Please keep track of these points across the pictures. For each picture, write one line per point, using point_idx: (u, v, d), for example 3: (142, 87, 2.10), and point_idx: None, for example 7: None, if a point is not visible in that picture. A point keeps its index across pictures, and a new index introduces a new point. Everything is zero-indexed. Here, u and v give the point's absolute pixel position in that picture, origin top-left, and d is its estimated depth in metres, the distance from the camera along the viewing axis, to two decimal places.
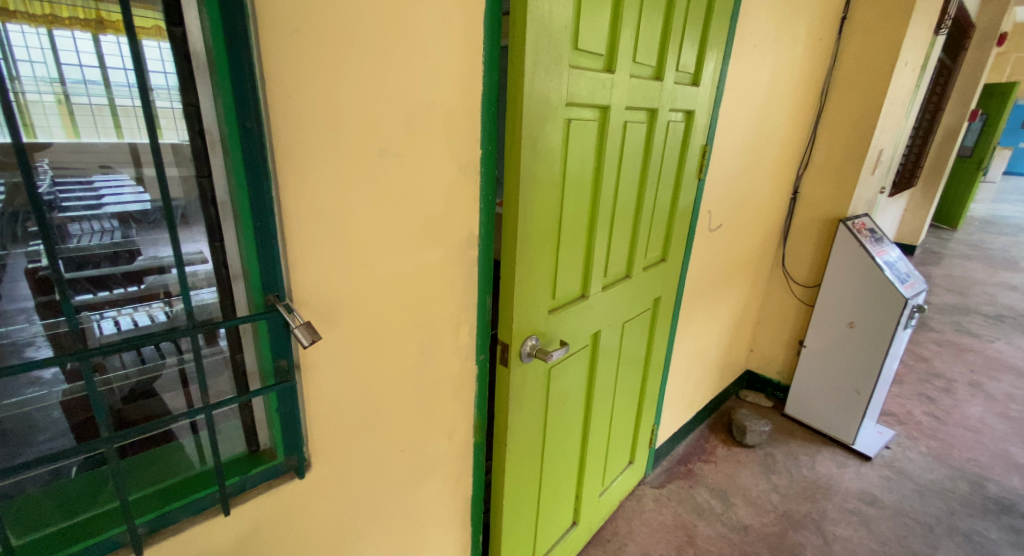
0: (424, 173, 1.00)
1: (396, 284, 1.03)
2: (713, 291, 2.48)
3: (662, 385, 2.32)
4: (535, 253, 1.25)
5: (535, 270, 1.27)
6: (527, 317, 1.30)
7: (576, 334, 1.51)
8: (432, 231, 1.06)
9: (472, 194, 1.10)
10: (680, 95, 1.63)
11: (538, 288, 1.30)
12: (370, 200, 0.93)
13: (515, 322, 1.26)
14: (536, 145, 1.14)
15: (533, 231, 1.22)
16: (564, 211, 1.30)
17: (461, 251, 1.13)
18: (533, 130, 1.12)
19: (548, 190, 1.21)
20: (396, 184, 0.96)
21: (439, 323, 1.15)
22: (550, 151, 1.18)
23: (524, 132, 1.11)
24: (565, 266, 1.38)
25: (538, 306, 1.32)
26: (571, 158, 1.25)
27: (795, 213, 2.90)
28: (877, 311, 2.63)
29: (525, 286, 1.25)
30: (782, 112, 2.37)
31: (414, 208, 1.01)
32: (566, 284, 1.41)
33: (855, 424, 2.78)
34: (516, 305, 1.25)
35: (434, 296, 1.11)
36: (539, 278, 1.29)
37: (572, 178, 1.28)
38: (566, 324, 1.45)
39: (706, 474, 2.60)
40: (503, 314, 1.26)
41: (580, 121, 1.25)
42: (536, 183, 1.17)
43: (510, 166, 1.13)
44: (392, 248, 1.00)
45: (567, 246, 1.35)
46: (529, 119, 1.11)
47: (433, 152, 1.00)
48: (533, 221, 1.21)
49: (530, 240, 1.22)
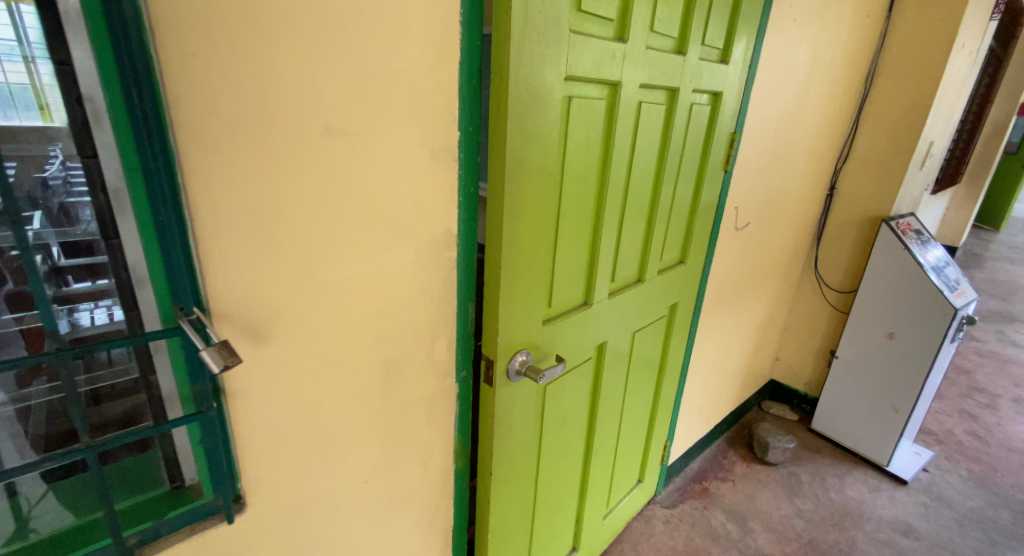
0: (388, 158, 0.82)
1: (354, 292, 0.86)
2: (738, 296, 2.27)
3: (677, 397, 2.12)
4: (526, 256, 1.06)
5: (527, 275, 1.09)
6: (517, 330, 1.12)
7: (577, 347, 1.33)
8: (400, 229, 0.88)
9: (449, 185, 0.92)
10: (705, 74, 1.41)
11: (531, 296, 1.12)
12: (314, 189, 0.76)
13: (503, 336, 1.08)
14: (527, 127, 0.95)
15: (523, 230, 1.03)
16: (563, 206, 1.11)
17: (438, 253, 0.95)
18: (523, 110, 0.93)
19: (543, 182, 1.03)
20: (349, 170, 0.78)
21: (413, 338, 0.98)
22: (546, 135, 0.99)
23: (512, 113, 0.92)
24: (565, 270, 1.19)
25: (531, 317, 1.14)
26: (572, 144, 1.06)
27: (830, 211, 2.66)
28: (921, 322, 2.39)
29: (514, 293, 1.07)
30: (821, 99, 2.13)
31: (375, 201, 0.83)
32: (565, 291, 1.23)
33: (891, 445, 2.55)
34: (502, 316, 1.07)
35: (405, 306, 0.94)
36: (532, 285, 1.11)
37: (573, 168, 1.09)
38: (564, 337, 1.27)
39: (723, 494, 2.41)
40: (488, 326, 1.08)
41: (584, 100, 1.05)
42: (527, 173, 0.99)
43: (496, 152, 0.95)
44: (346, 249, 0.82)
45: (566, 247, 1.16)
46: (518, 96, 0.92)
47: (400, 132, 0.82)
48: (524, 219, 1.02)
49: (519, 240, 1.03)
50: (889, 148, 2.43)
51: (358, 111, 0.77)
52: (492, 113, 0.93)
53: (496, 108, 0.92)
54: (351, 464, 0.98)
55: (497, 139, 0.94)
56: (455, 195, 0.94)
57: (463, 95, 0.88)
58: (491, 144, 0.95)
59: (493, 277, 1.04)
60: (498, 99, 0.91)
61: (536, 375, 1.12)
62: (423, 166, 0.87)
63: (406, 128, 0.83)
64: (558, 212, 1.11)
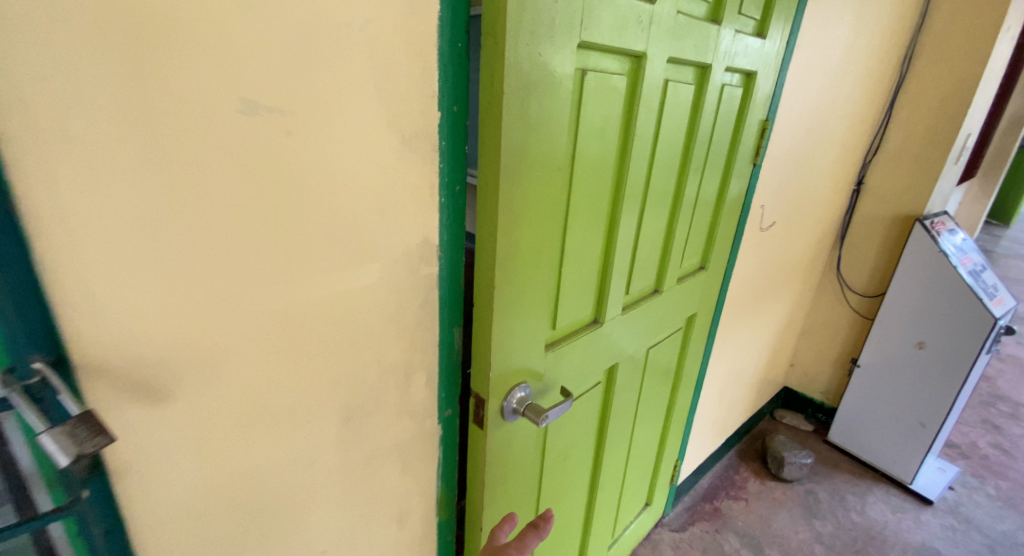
0: (338, 146, 0.60)
1: (297, 324, 0.64)
2: (757, 302, 2.06)
3: (691, 413, 1.92)
4: (526, 270, 0.85)
5: (527, 293, 0.88)
6: (515, 360, 0.91)
7: (585, 372, 1.12)
8: (360, 238, 0.66)
9: (427, 182, 0.70)
10: (740, 49, 1.19)
11: (532, 318, 0.91)
12: (231, 188, 0.54)
13: (497, 367, 0.87)
14: (529, 107, 0.73)
15: (524, 237, 0.82)
16: (573, 208, 0.89)
17: (413, 269, 0.74)
18: (525, 85, 0.72)
19: (549, 178, 0.81)
20: (282, 161, 0.57)
21: (382, 376, 0.76)
22: (554, 118, 0.77)
23: (510, 86, 0.70)
24: (573, 285, 0.98)
25: (532, 343, 0.93)
26: (585, 130, 0.85)
27: (856, 208, 2.45)
28: (955, 332, 2.19)
29: (511, 315, 0.86)
30: (857, 83, 1.91)
31: (323, 202, 0.61)
32: (573, 309, 1.01)
33: (916, 462, 2.36)
34: (496, 344, 0.85)
35: (369, 337, 0.73)
36: (534, 304, 0.90)
37: (586, 160, 0.88)
38: (571, 362, 1.06)
39: (736, 515, 2.22)
40: (476, 354, 0.87)
41: (601, 75, 0.83)
42: (529, 166, 0.77)
43: (488, 138, 0.73)
44: (282, 266, 0.61)
45: (575, 257, 0.95)
46: (518, 66, 0.70)
47: (355, 111, 0.61)
48: (524, 224, 0.81)
49: (518, 251, 0.82)
50: (924, 139, 2.21)
51: (291, 78, 0.55)
52: (484, 88, 0.71)
53: (488, 80, 0.70)
54: (303, 542, 0.75)
55: (489, 122, 0.72)
56: (434, 194, 0.72)
57: (445, 61, 0.67)
58: (482, 127, 0.74)
59: (484, 296, 0.82)
60: (491, 69, 0.70)
61: (538, 415, 0.91)
62: (390, 156, 0.65)
63: (364, 104, 0.61)
64: (566, 216, 0.89)
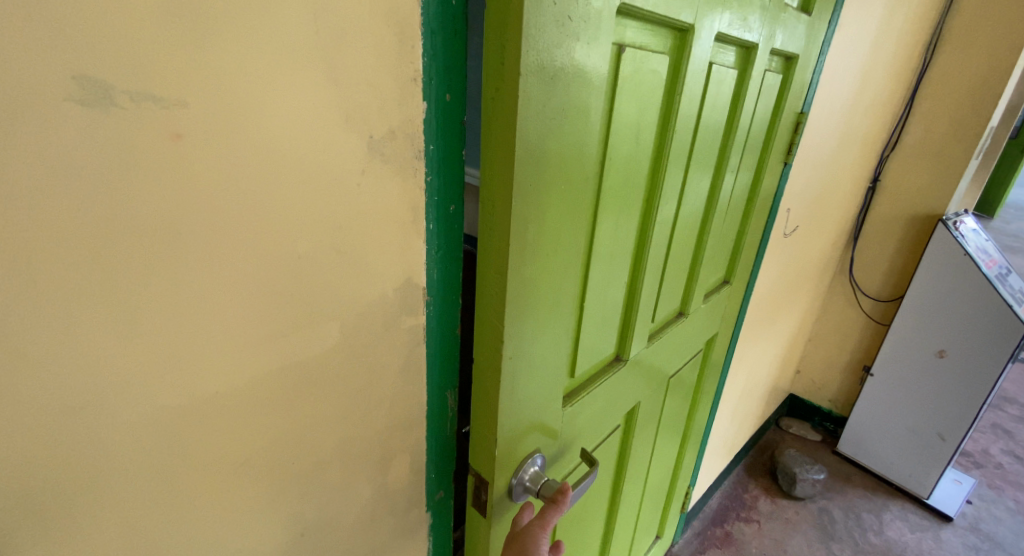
0: (261, 153, 0.38)
1: (208, 418, 0.43)
2: (772, 312, 1.86)
3: (705, 437, 1.74)
4: (544, 313, 0.64)
5: (545, 342, 0.67)
6: (528, 425, 0.70)
7: (605, 421, 0.92)
8: (304, 287, 0.44)
9: (410, 202, 0.49)
10: (786, 28, 0.99)
11: (549, 371, 0.70)
12: (66, 223, 0.32)
13: (503, 440, 0.66)
14: (553, 95, 0.52)
15: (542, 272, 0.61)
16: (600, 227, 0.69)
17: (388, 325, 0.52)
18: (548, 63, 0.50)
19: (574, 191, 0.60)
20: (160, 178, 0.34)
21: (344, 469, 0.55)
22: (584, 112, 0.57)
23: (528, 67, 0.49)
24: (597, 322, 0.78)
25: (549, 402, 0.72)
26: (620, 126, 0.64)
27: (871, 207, 2.25)
28: (980, 340, 2.02)
29: (523, 372, 0.65)
30: (885, 71, 1.73)
31: (240, 239, 0.39)
32: (594, 351, 0.81)
33: (934, 476, 2.20)
34: (504, 411, 0.64)
35: (322, 421, 0.51)
36: (552, 354, 0.69)
37: (617, 166, 0.67)
38: (590, 414, 0.85)
39: (749, 540, 2.03)
40: (476, 423, 0.66)
41: (642, 54, 0.63)
42: (551, 177, 0.56)
43: (495, 140, 0.52)
44: (174, 340, 0.39)
45: (601, 289, 0.75)
46: (541, 36, 0.49)
47: (291, 98, 0.38)
48: (543, 255, 0.60)
49: (534, 290, 0.61)
50: (949, 132, 2.02)
51: (170, 40, 0.32)
52: (491, 68, 0.50)
53: (496, 57, 0.49)
54: None
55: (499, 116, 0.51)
56: (418, 219, 0.50)
57: (433, 26, 0.44)
58: (486, 125, 0.52)
59: (486, 351, 0.61)
60: (501, 40, 0.48)
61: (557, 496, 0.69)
62: (349, 165, 0.43)
63: (305, 87, 0.39)
64: (593, 239, 0.69)
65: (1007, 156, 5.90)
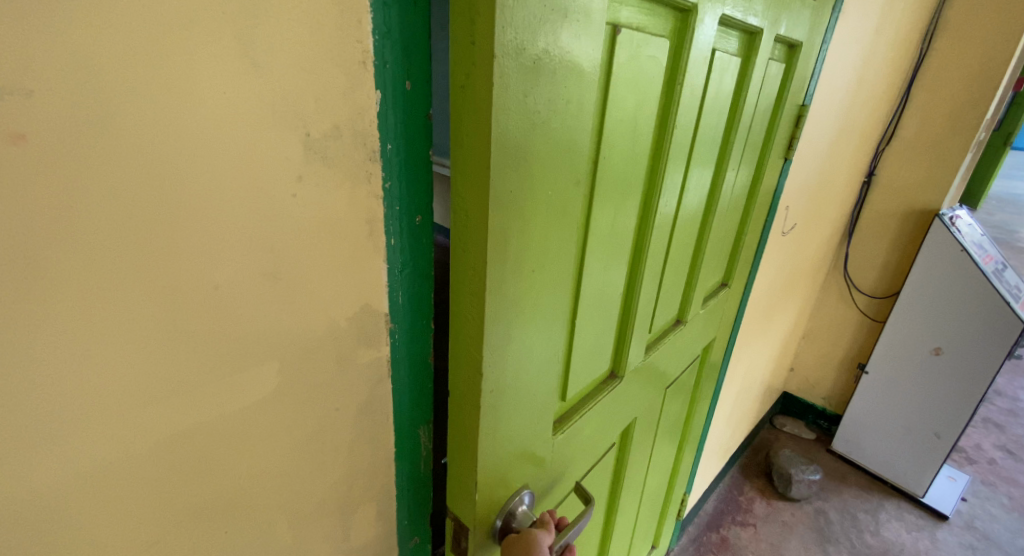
0: (159, 159, 0.29)
1: (109, 495, 0.34)
2: (768, 312, 1.79)
3: (700, 445, 1.67)
4: (530, 337, 0.56)
5: (532, 369, 0.58)
6: (514, 461, 0.61)
7: (599, 444, 0.84)
8: (228, 323, 0.35)
9: (364, 215, 0.40)
10: (790, 12, 0.91)
11: (537, 401, 0.62)
12: None
13: (486, 480, 0.58)
14: (537, 85, 0.44)
15: (528, 293, 0.53)
16: (593, 235, 0.60)
17: (343, 360, 0.43)
18: (529, 49, 0.42)
19: (564, 196, 0.52)
20: (6, 197, 0.25)
21: (297, 529, 0.46)
22: (573, 106, 0.48)
23: (504, 49, 0.40)
24: (591, 340, 0.70)
25: (538, 434, 0.64)
26: (615, 122, 0.56)
27: (866, 203, 2.12)
28: (979, 336, 1.89)
29: (507, 406, 0.56)
30: (882, 61, 1.65)
31: (139, 270, 0.30)
32: (588, 370, 0.73)
33: (929, 476, 2.08)
34: (486, 449, 0.56)
35: (267, 479, 0.42)
36: (541, 382, 0.61)
37: (613, 167, 0.59)
38: (583, 440, 0.77)
39: (746, 545, 1.93)
40: (456, 461, 0.58)
41: (639, 37, 0.54)
42: (536, 182, 0.48)
43: (467, 138, 0.44)
44: (50, 406, 0.30)
45: (596, 305, 0.67)
46: (520, 14, 0.40)
47: (196, 86, 0.29)
48: (529, 273, 0.52)
49: (519, 313, 0.53)
50: (946, 125, 1.88)
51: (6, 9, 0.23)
52: (460, 52, 0.41)
53: (466, 40, 0.41)
54: None
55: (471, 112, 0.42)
56: (376, 233, 0.41)
57: None
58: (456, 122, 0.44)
59: (464, 384, 0.53)
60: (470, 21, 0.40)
61: (551, 533, 0.61)
62: (283, 172, 0.34)
63: (214, 70, 0.30)
64: (585, 251, 0.61)
65: (991, 148, 5.85)
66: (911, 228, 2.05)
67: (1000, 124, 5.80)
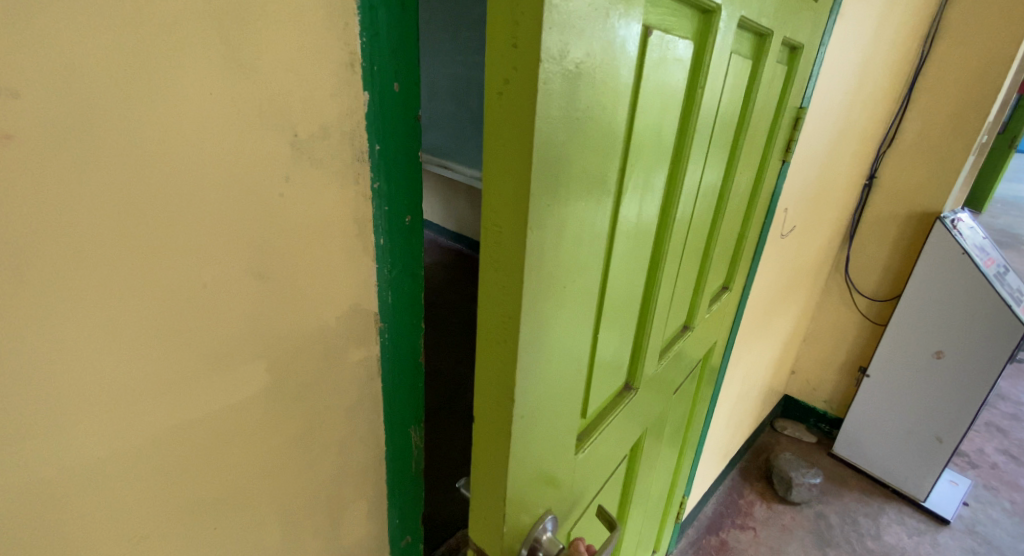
0: (147, 160, 0.30)
1: (98, 492, 0.34)
2: (768, 315, 1.79)
3: (699, 448, 1.66)
4: (561, 361, 0.53)
5: (562, 394, 0.55)
6: (542, 493, 0.58)
7: (613, 458, 0.82)
8: (217, 323, 0.36)
9: (354, 215, 0.40)
10: (795, 15, 0.92)
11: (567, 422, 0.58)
12: None
13: (514, 513, 0.55)
14: (579, 88, 0.41)
15: (564, 310, 0.50)
16: (619, 250, 0.58)
17: (333, 360, 0.44)
18: (574, 52, 0.39)
19: (596, 212, 0.49)
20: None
21: (287, 528, 0.47)
22: (609, 114, 0.46)
23: (548, 55, 0.37)
24: (611, 357, 0.67)
25: (564, 458, 0.61)
26: (644, 129, 0.53)
27: (867, 206, 2.11)
28: (980, 340, 1.88)
29: (540, 430, 0.53)
30: (882, 64, 1.65)
31: (127, 269, 0.31)
32: (607, 386, 0.71)
33: (931, 480, 2.07)
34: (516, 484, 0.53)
35: (256, 477, 0.43)
36: (570, 403, 0.58)
37: (641, 176, 0.57)
38: (600, 458, 0.75)
39: (746, 548, 1.93)
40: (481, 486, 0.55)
41: (668, 39, 0.52)
42: (574, 193, 0.45)
43: (506, 148, 0.40)
44: (37, 405, 0.30)
45: (622, 316, 0.65)
46: (567, 15, 0.37)
47: (185, 88, 0.30)
48: (562, 294, 0.49)
49: (551, 336, 0.50)
50: (948, 129, 1.88)
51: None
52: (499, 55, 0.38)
53: (506, 42, 0.38)
54: None
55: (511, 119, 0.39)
56: (365, 234, 0.42)
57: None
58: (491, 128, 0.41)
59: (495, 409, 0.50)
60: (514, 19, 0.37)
61: None
62: (271, 172, 0.35)
63: (201, 73, 0.30)
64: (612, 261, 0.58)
65: (995, 151, 5.83)
66: (912, 231, 2.04)
67: (1005, 126, 5.77)
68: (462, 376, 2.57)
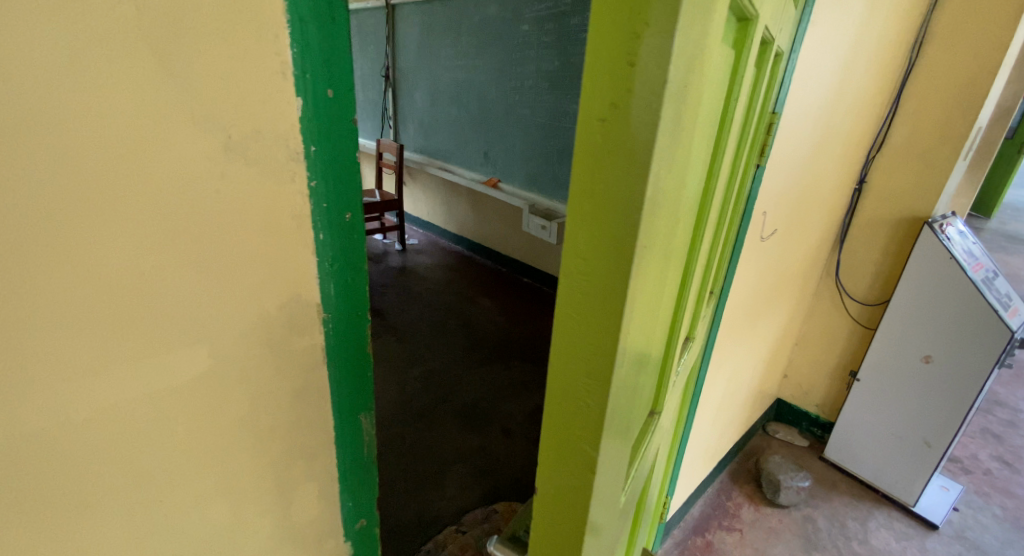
0: (83, 155, 0.33)
1: (43, 462, 0.37)
2: (752, 317, 1.80)
3: (680, 451, 1.67)
4: (628, 397, 0.51)
5: (623, 433, 0.53)
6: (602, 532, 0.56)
7: (638, 485, 0.80)
8: (156, 306, 0.39)
9: (292, 211, 0.43)
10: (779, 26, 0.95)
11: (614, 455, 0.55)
12: None
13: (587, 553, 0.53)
14: (677, 120, 0.39)
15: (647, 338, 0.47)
16: (669, 283, 0.55)
17: (276, 347, 0.47)
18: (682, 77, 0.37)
19: (665, 247, 0.47)
20: None
21: (233, 504, 0.50)
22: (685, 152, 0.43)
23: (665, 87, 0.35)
24: (648, 387, 0.66)
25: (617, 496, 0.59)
26: (699, 161, 0.52)
27: (857, 209, 2.11)
28: (966, 344, 1.86)
29: (612, 462, 0.51)
30: (864, 69, 1.65)
31: (70, 256, 0.34)
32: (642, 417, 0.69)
33: (920, 484, 2.06)
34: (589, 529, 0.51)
35: (199, 454, 0.46)
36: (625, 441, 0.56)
37: (691, 203, 0.54)
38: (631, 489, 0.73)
39: (731, 550, 1.93)
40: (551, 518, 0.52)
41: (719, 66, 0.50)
42: (661, 226, 0.43)
43: (609, 170, 0.37)
44: None
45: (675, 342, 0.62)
46: (686, 37, 0.35)
47: (117, 91, 0.33)
48: (638, 331, 0.47)
49: (626, 375, 0.47)
50: (936, 133, 1.87)
51: None
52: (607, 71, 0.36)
53: (620, 59, 0.35)
54: None
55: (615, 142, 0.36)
56: (304, 229, 0.45)
57: (302, 11, 0.39)
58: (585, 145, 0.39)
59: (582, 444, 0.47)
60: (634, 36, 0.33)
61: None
62: (206, 167, 0.38)
63: (134, 81, 0.33)
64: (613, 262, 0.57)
65: (1005, 156, 5.78)
66: (899, 236, 2.04)
67: (1011, 131, 5.71)
68: (456, 375, 2.61)
